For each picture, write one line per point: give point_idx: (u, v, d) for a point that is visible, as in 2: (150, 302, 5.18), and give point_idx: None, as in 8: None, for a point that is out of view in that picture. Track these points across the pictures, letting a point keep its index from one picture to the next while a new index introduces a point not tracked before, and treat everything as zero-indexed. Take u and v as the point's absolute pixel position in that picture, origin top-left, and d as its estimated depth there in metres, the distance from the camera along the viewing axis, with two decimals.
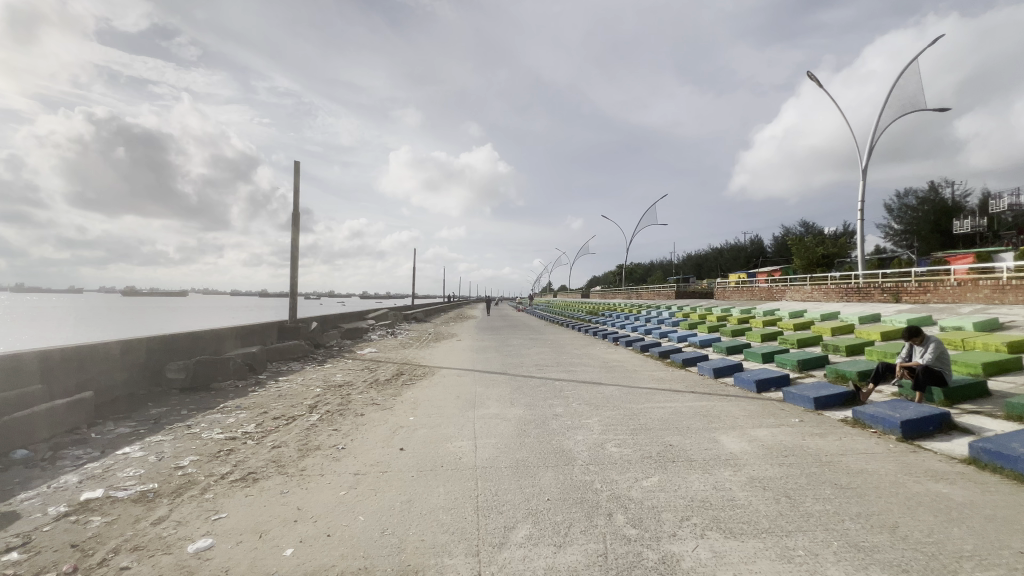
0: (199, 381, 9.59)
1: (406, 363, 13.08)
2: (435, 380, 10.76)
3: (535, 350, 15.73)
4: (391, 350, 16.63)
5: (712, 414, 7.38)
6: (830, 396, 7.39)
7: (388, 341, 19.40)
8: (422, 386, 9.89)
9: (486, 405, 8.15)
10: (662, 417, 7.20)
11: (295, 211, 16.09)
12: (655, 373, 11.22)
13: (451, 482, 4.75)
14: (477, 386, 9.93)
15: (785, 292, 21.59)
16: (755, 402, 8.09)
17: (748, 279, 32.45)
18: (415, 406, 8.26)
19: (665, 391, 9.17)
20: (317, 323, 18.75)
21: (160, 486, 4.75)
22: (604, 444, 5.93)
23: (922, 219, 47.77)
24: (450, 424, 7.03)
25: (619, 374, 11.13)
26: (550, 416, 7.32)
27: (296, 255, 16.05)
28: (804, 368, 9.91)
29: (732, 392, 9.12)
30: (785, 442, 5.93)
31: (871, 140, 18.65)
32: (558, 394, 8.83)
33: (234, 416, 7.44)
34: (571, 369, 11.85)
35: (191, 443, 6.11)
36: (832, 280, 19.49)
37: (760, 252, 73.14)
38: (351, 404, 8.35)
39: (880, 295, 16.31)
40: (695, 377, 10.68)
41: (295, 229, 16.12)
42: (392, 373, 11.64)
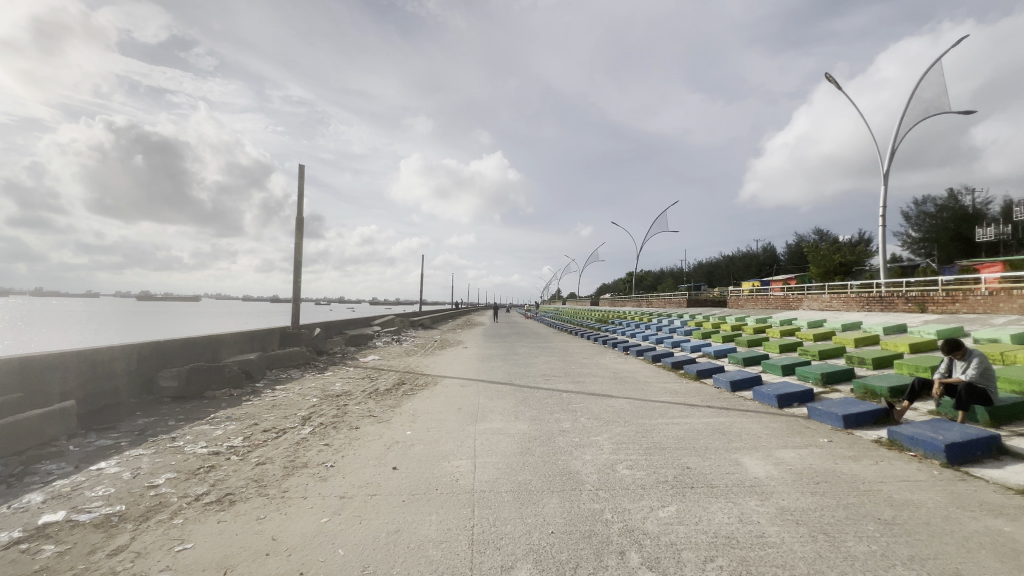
0: (192, 390, 9.26)
1: (409, 372, 12.65)
2: (437, 390, 10.30)
3: (542, 359, 15.24)
4: (394, 357, 16.25)
5: (732, 432, 6.83)
6: (862, 414, 6.80)
7: (393, 348, 19.02)
8: (423, 397, 9.44)
9: (489, 418, 7.68)
10: (677, 435, 6.67)
11: (299, 215, 15.83)
12: (668, 385, 10.67)
13: (444, 509, 4.28)
14: (481, 397, 9.45)
15: (803, 301, 20.85)
16: (778, 419, 7.52)
17: (762, 287, 31.67)
18: (413, 419, 7.81)
19: (680, 405, 8.62)
20: (321, 329, 18.46)
21: (128, 508, 4.35)
22: (614, 465, 5.43)
23: (941, 227, 46.55)
24: (449, 440, 6.57)
25: (630, 386, 10.60)
26: (556, 432, 6.83)
27: (299, 259, 15.77)
28: (828, 382, 9.30)
29: (751, 407, 8.55)
30: (815, 467, 5.37)
31: (892, 143, 18.00)
32: (565, 408, 8.33)
33: (222, 427, 7.05)
34: (579, 379, 11.34)
35: (171, 458, 5.71)
36: (853, 288, 18.76)
37: (774, 261, 71.97)
38: (347, 415, 7.92)
39: (905, 305, 15.58)
40: (710, 390, 10.11)
41: (299, 234, 15.86)
42: (393, 382, 11.23)
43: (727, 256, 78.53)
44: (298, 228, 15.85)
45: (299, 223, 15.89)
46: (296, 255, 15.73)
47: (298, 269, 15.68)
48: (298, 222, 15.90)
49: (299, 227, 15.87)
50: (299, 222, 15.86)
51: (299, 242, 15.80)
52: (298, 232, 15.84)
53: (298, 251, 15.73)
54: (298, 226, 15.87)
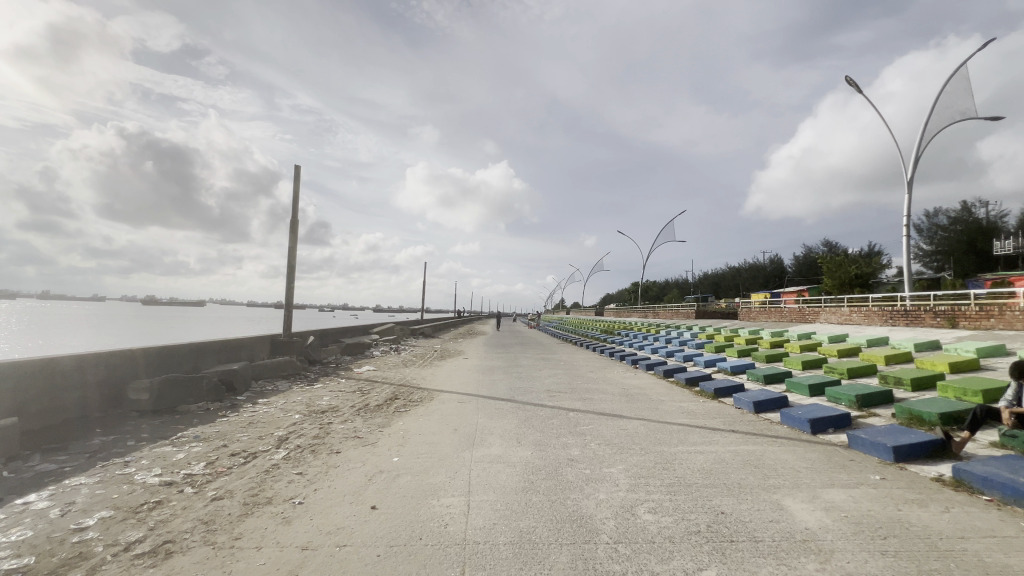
0: (164, 403, 8.48)
1: (404, 385, 11.81)
2: (433, 407, 9.45)
3: (546, 372, 14.37)
4: (390, 368, 15.43)
5: (765, 465, 5.95)
6: (915, 446, 5.91)
7: (390, 358, 18.22)
8: (416, 415, 8.60)
9: (488, 443, 6.82)
10: (702, 468, 5.80)
11: (294, 218, 15.14)
12: (684, 405, 9.77)
13: (426, 570, 3.44)
14: (480, 416, 8.60)
15: (820, 314, 19.90)
16: (815, 449, 6.62)
17: (773, 299, 30.73)
18: (403, 441, 6.96)
19: (701, 430, 7.74)
20: (316, 337, 17.68)
21: (39, 562, 3.53)
22: (633, 508, 4.57)
23: (956, 240, 45.47)
24: (440, 470, 5.72)
25: (642, 405, 9.72)
26: (563, 462, 5.97)
27: (293, 264, 15.07)
28: (864, 405, 8.38)
29: (780, 433, 7.65)
30: (874, 514, 4.48)
31: (917, 149, 17.14)
32: (573, 431, 7.47)
33: (185, 450, 6.23)
34: (587, 396, 10.48)
35: (114, 490, 4.90)
36: (874, 301, 17.81)
37: (782, 273, 70.95)
38: (329, 436, 7.10)
39: (933, 320, 14.62)
40: (731, 411, 9.22)
41: (293, 238, 15.14)
42: (386, 396, 10.41)
43: (734, 267, 77.47)
44: (292, 231, 15.16)
45: (293, 226, 15.19)
46: (289, 260, 15.02)
47: (292, 274, 14.96)
48: (293, 224, 15.18)
49: (294, 230, 15.17)
50: (294, 225, 15.16)
51: (294, 245, 15.09)
52: (292, 236, 15.14)
53: (292, 256, 15.01)
54: (293, 229, 15.18)
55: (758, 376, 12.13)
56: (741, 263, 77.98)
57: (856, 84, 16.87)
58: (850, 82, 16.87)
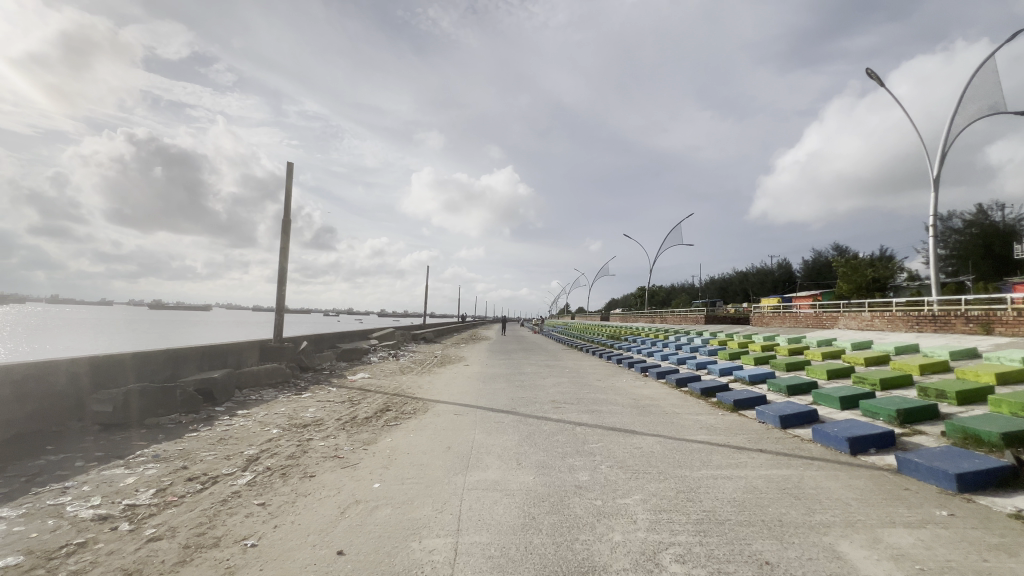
0: (131, 416, 7.72)
1: (398, 395, 11.02)
2: (426, 420, 8.64)
3: (551, 381, 13.54)
4: (386, 376, 14.65)
5: (806, 496, 5.08)
6: (983, 473, 5.04)
7: (388, 364, 17.44)
8: (406, 430, 7.79)
9: (484, 465, 5.99)
10: (732, 499, 4.95)
11: (287, 218, 14.45)
12: (701, 419, 8.91)
13: None
14: (476, 432, 7.78)
15: (838, 320, 18.96)
16: (860, 475, 5.75)
17: (785, 304, 29.75)
18: (388, 462, 6.15)
19: (724, 449, 6.88)
20: (309, 343, 16.94)
21: None
22: (658, 556, 3.72)
23: (970, 244, 44.34)
24: (426, 500, 4.90)
25: (656, 419, 8.87)
26: (571, 491, 5.14)
27: (285, 266, 14.37)
28: (907, 421, 7.48)
29: (815, 453, 6.78)
30: (956, 566, 3.63)
31: (942, 146, 16.22)
32: (580, 451, 6.63)
33: (137, 473, 5.45)
34: (595, 408, 9.63)
35: (34, 527, 4.10)
36: (897, 306, 16.85)
37: (790, 278, 69.79)
38: (306, 456, 6.30)
39: (965, 326, 13.66)
40: (755, 427, 8.34)
41: (285, 239, 14.45)
42: (376, 407, 9.62)
43: (741, 271, 76.38)
44: (285, 231, 14.48)
45: (285, 226, 14.50)
46: (281, 261, 14.31)
47: (283, 276, 14.26)
48: (285, 224, 14.49)
49: (286, 230, 14.48)
50: (286, 224, 14.47)
51: (285, 246, 14.40)
52: (284, 236, 14.45)
53: (284, 257, 14.31)
54: (285, 229, 14.49)
55: (780, 387, 11.20)
56: (749, 267, 76.87)
57: (877, 77, 16.02)
58: (870, 74, 16.01)
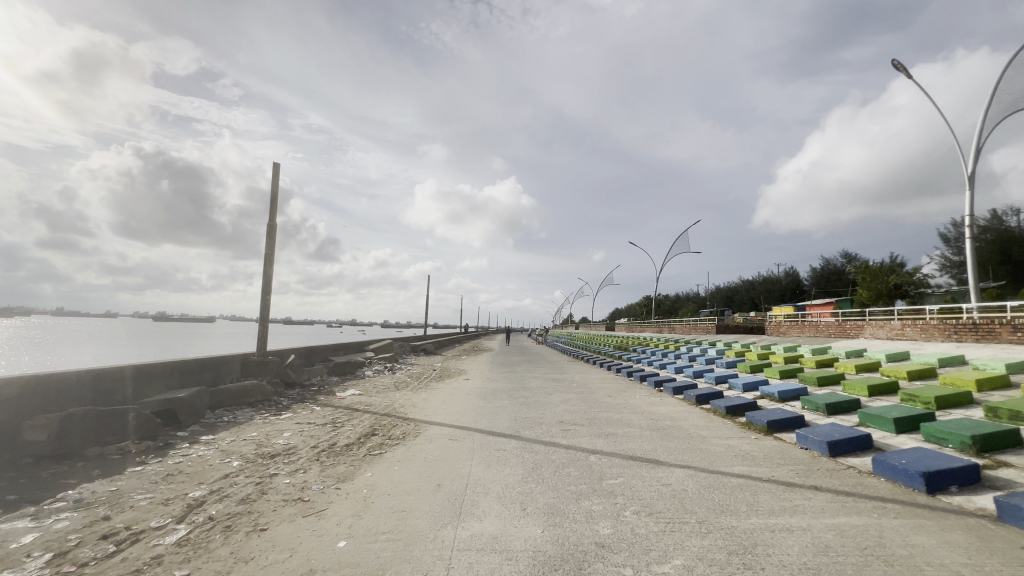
0: (69, 447, 6.59)
1: (388, 416, 9.86)
2: (416, 448, 7.47)
3: (558, 397, 12.34)
4: (378, 392, 13.48)
5: (899, 560, 3.88)
6: None
7: (382, 379, 16.27)
8: (390, 463, 6.61)
9: (480, 513, 4.81)
10: (804, 566, 3.76)
11: (271, 222, 13.42)
12: (733, 445, 7.72)
13: None
14: (473, 464, 6.61)
15: (864, 329, 17.70)
16: (952, 526, 4.55)
17: (801, 313, 28.43)
18: (363, 507, 5.00)
19: (772, 486, 5.67)
20: (298, 357, 15.81)
21: None
22: None
23: (987, 250, 42.93)
24: (402, 569, 3.73)
25: (681, 444, 7.68)
26: (590, 554, 3.96)
27: (270, 274, 13.31)
28: (984, 450, 6.27)
29: (882, 491, 5.58)
30: None
31: (978, 141, 15.07)
32: (598, 490, 5.46)
33: (42, 529, 4.32)
34: (610, 432, 8.45)
35: None
36: (931, 314, 15.59)
37: (798, 286, 68.46)
38: (262, 499, 5.15)
39: (1012, 336, 12.40)
40: (799, 455, 7.12)
41: (271, 244, 13.41)
42: (360, 431, 8.45)
43: (748, 280, 74.95)
44: (270, 237, 13.45)
45: (271, 231, 13.46)
46: (267, 269, 13.26)
47: (268, 285, 13.19)
48: (270, 229, 13.43)
49: (271, 235, 13.45)
50: (271, 229, 13.43)
51: (270, 253, 13.37)
52: (270, 242, 13.43)
53: (268, 264, 13.26)
54: (271, 234, 13.46)
55: (817, 406, 9.88)
56: (756, 275, 75.49)
57: (904, 68, 14.98)
58: (896, 66, 14.91)
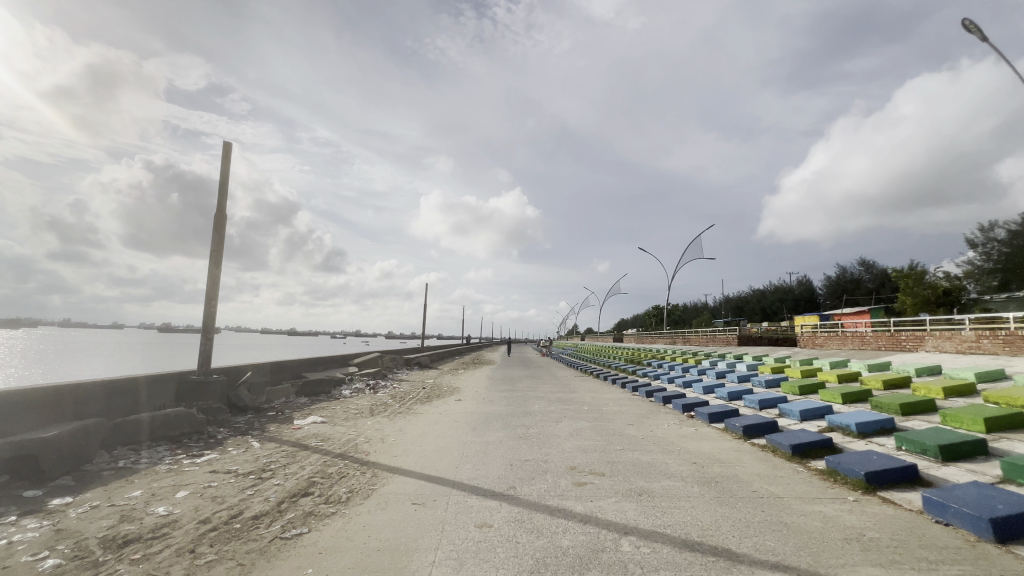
0: None
1: (341, 460, 7.37)
2: (359, 522, 4.98)
3: (566, 429, 9.82)
4: (345, 419, 11.02)
5: None
6: None
7: (357, 401, 13.85)
8: (303, 560, 4.10)
9: None
10: None
11: (221, 214, 11.15)
12: (830, 517, 5.18)
13: None
14: (437, 561, 4.09)
15: (925, 341, 15.06)
16: None
17: (831, 323, 25.75)
18: None
19: None
20: (260, 374, 13.41)
21: None
22: None
23: (1019, 255, 40.11)
24: None
25: (754, 517, 5.13)
26: None
27: (218, 275, 11.00)
28: None
29: None
30: None
31: None
32: None
33: None
34: (642, 491, 5.94)
35: None
36: (1014, 323, 12.93)
37: (812, 295, 65.73)
38: None
39: None
40: (944, 539, 4.60)
41: (219, 239, 11.11)
42: (289, 487, 5.95)
43: (760, 289, 72.24)
44: (219, 230, 11.16)
45: (219, 224, 11.16)
46: (213, 269, 10.93)
47: (213, 289, 10.86)
48: (218, 222, 11.15)
49: (220, 229, 11.15)
50: (220, 221, 11.15)
51: (218, 249, 11.07)
52: (217, 236, 11.11)
53: (215, 264, 10.95)
54: (219, 227, 11.17)
55: (926, 448, 6.75)
56: (769, 284, 72.55)
57: (977, 29, 12.58)
58: (967, 25, 12.44)
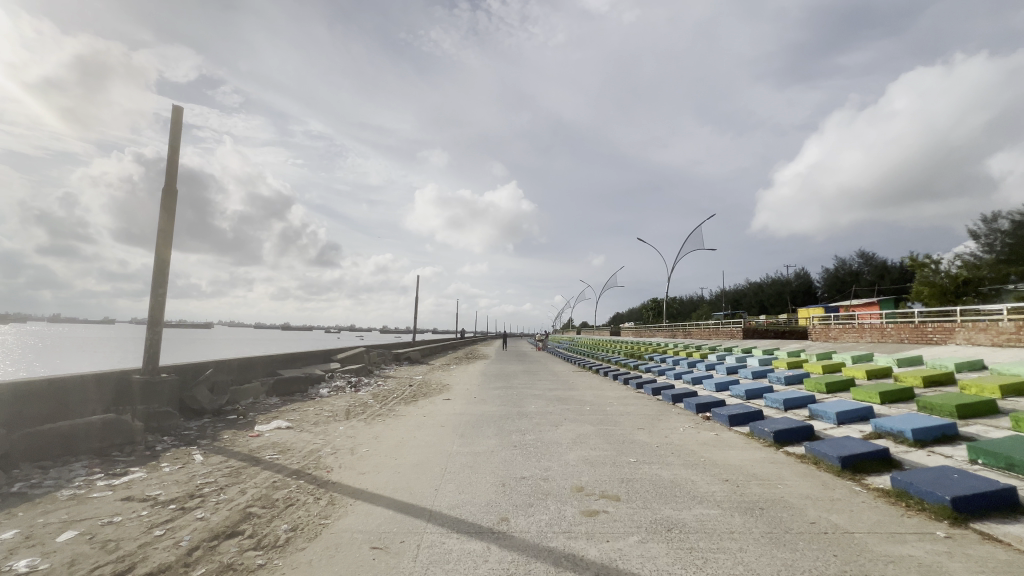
0: None
1: (295, 480, 5.97)
2: None
3: (568, 435, 8.50)
4: (315, 424, 9.64)
5: None
6: None
7: (335, 401, 12.49)
8: None
9: None
10: None
11: (170, 189, 9.69)
12: (929, 565, 3.88)
13: None
14: None
15: (955, 334, 13.85)
16: None
17: (842, 315, 24.56)
18: None
19: None
20: (224, 372, 11.98)
21: None
22: None
23: None
24: None
25: (829, 567, 3.82)
26: None
27: (168, 259, 9.55)
28: None
29: None
30: None
31: None
32: None
33: None
34: (672, 525, 4.61)
35: None
36: None
37: (811, 288, 64.81)
38: None
39: None
40: None
41: (168, 218, 9.65)
42: (213, 524, 4.56)
43: (759, 282, 71.27)
44: (168, 208, 9.69)
45: (169, 201, 9.70)
46: (161, 253, 9.49)
47: (161, 274, 9.42)
48: (168, 199, 9.69)
49: (170, 206, 9.69)
50: (170, 197, 9.69)
51: (167, 229, 9.60)
52: (165, 214, 9.64)
53: (164, 246, 9.50)
54: (169, 204, 9.71)
55: (1013, 463, 5.42)
56: (767, 277, 71.57)
57: None
58: None
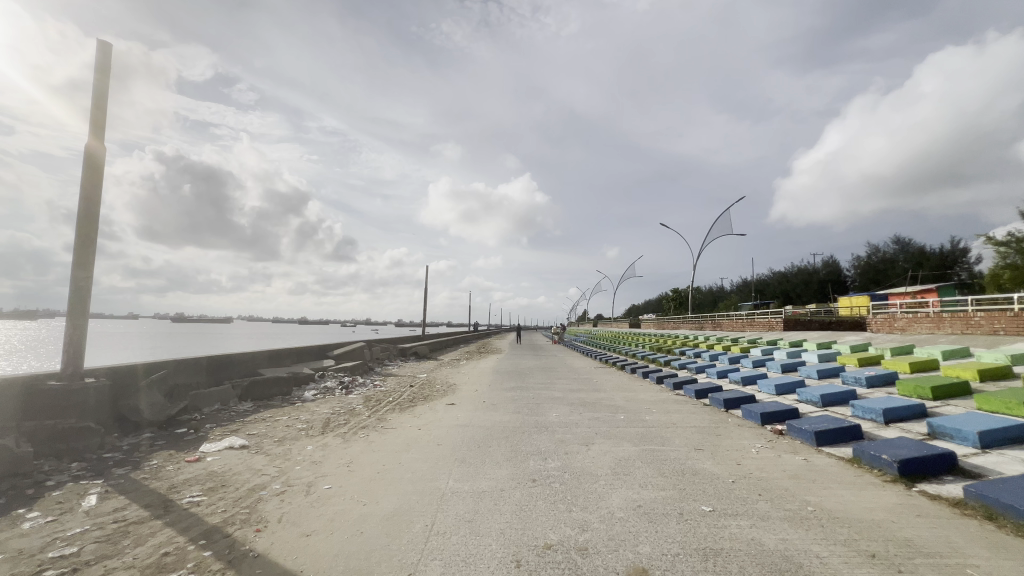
0: None
1: (195, 552, 3.86)
2: None
3: (606, 462, 6.30)
4: (278, 442, 7.58)
5: None
6: None
7: (316, 407, 10.49)
8: None
9: None
10: None
11: (97, 146, 7.63)
12: None
13: None
14: None
15: None
16: None
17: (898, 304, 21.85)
18: None
19: None
20: (184, 374, 10.04)
21: None
22: None
23: None
24: None
25: None
26: None
27: (93, 234, 7.52)
28: None
29: None
30: None
31: None
32: None
33: None
34: None
35: None
36: None
37: (842, 277, 61.35)
38: None
39: None
40: None
41: (93, 181, 7.60)
42: None
43: (785, 271, 67.89)
44: (93, 169, 7.62)
45: (95, 160, 7.63)
46: (83, 226, 7.43)
47: (84, 254, 7.39)
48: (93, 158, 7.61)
49: (97, 167, 7.63)
50: (96, 156, 7.64)
51: (91, 196, 7.54)
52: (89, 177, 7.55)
53: (87, 218, 7.45)
54: (95, 163, 7.64)
55: None
56: (794, 266, 68.10)
57: None
58: None
